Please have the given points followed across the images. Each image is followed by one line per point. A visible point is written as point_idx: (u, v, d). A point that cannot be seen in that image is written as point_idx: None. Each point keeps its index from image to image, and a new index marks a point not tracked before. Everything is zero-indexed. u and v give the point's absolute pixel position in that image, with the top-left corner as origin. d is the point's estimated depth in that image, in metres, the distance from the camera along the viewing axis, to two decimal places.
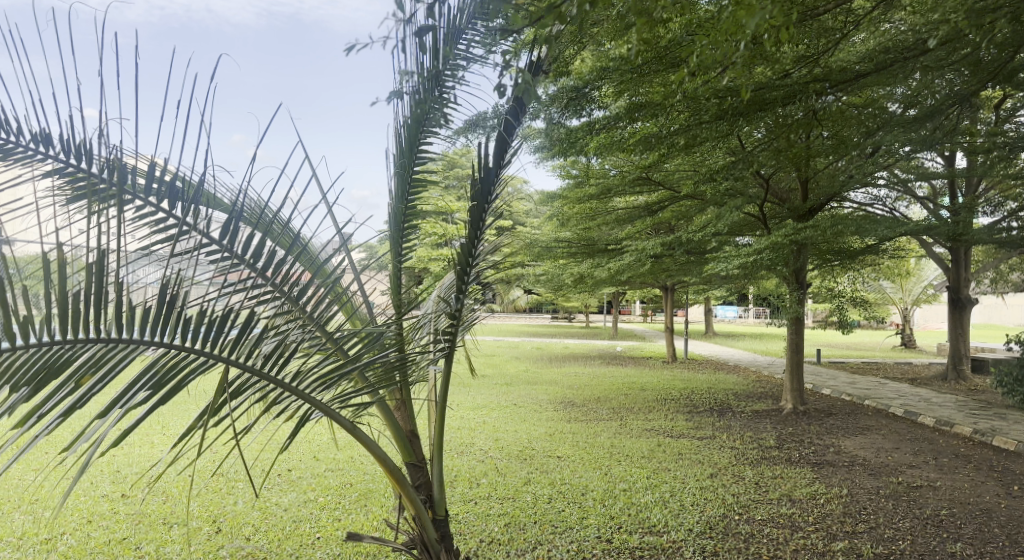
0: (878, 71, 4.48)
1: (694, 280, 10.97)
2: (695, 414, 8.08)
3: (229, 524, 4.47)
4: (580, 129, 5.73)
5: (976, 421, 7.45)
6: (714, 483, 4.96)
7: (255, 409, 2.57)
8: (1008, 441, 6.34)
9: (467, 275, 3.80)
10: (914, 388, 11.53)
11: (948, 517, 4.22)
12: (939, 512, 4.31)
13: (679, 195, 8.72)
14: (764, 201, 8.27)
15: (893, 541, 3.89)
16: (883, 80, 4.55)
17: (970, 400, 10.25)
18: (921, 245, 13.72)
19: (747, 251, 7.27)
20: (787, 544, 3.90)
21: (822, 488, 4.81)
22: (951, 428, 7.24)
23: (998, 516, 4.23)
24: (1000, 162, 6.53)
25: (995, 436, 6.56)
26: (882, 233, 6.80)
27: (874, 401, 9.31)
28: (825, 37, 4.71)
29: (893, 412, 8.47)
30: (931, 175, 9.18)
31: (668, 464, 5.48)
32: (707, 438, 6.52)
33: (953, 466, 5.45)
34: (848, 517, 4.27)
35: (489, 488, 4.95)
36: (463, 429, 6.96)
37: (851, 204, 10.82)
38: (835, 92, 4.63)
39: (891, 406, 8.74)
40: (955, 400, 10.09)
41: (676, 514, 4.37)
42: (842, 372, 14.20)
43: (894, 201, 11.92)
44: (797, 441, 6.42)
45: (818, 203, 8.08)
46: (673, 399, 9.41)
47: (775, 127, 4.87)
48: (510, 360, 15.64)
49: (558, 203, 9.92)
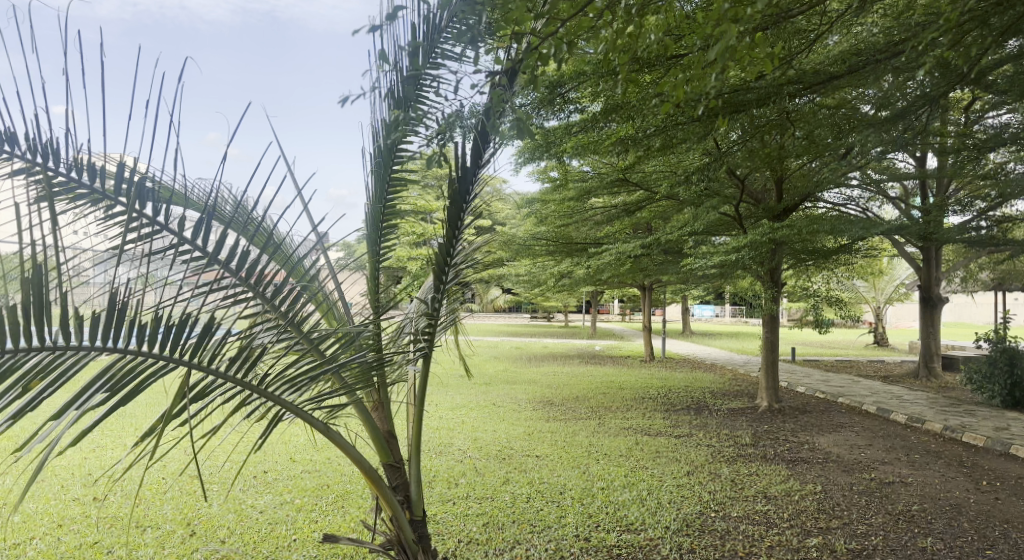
0: (851, 72, 4.47)
1: (674, 279, 11.05)
2: (674, 412, 8.14)
3: (204, 526, 4.43)
4: (557, 130, 5.75)
5: (948, 417, 7.59)
6: (692, 481, 5.00)
7: (223, 410, 2.57)
8: (978, 437, 6.46)
9: (445, 275, 3.83)
10: (888, 385, 11.71)
11: (920, 512, 4.28)
12: (911, 507, 4.37)
13: (657, 195, 8.76)
14: (740, 201, 8.36)
15: (867, 536, 3.95)
16: (854, 81, 4.53)
17: (942, 396, 10.44)
18: (894, 245, 13.92)
19: (725, 250, 7.33)
20: (762, 540, 3.95)
21: (797, 484, 4.87)
22: (923, 424, 7.36)
23: (968, 511, 4.30)
24: (969, 163, 6.64)
25: (966, 432, 6.67)
26: (856, 232, 6.88)
27: (848, 398, 9.44)
28: (798, 38, 4.70)
29: (868, 409, 8.60)
30: (904, 175, 9.33)
31: (646, 462, 5.52)
32: (684, 436, 6.57)
33: (924, 463, 5.54)
34: (823, 513, 4.32)
35: (468, 488, 4.94)
36: (442, 429, 6.94)
37: (825, 204, 10.96)
38: (807, 94, 4.65)
39: (866, 403, 8.87)
40: (928, 397, 10.27)
41: (654, 511, 4.40)
42: (819, 370, 14.38)
43: (867, 201, 12.10)
44: (772, 438, 6.49)
45: (793, 203, 8.19)
46: (652, 397, 9.46)
47: (750, 128, 4.91)
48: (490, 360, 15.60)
49: (538, 203, 9.93)
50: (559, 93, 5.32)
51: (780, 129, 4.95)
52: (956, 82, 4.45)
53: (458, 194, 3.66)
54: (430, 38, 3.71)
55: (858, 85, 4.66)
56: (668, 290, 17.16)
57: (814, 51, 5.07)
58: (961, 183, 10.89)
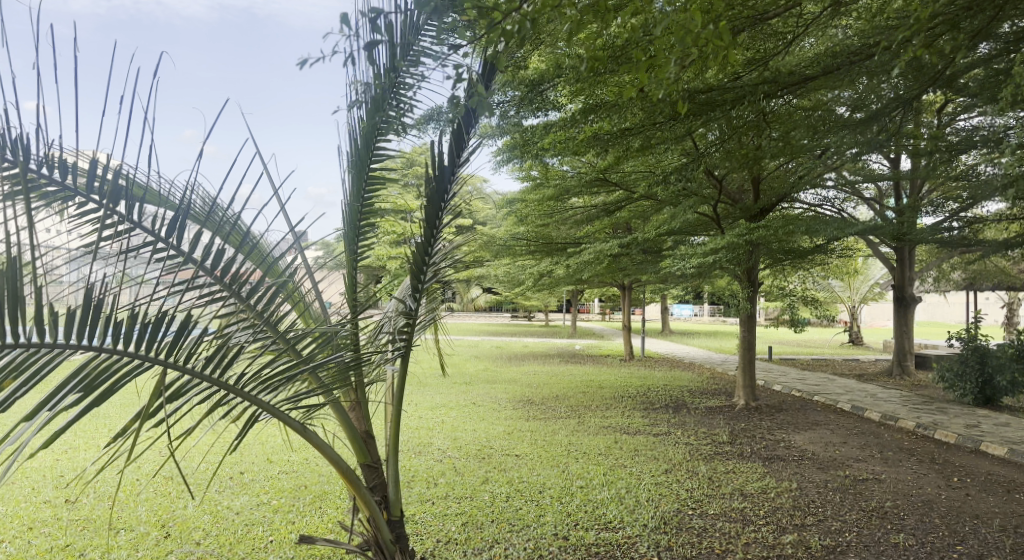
0: (825, 74, 4.48)
1: (653, 279, 11.12)
2: (653, 411, 8.19)
3: (179, 528, 4.38)
4: (536, 130, 5.75)
5: (920, 415, 7.72)
6: (670, 479, 5.03)
7: (199, 409, 2.55)
8: (949, 434, 6.56)
9: (423, 275, 3.82)
10: (862, 383, 11.88)
11: (892, 509, 4.33)
12: (884, 504, 4.43)
13: (635, 195, 8.81)
14: (717, 201, 8.42)
15: (840, 532, 4.00)
16: (829, 83, 4.54)
17: (914, 395, 10.60)
18: (869, 245, 14.12)
19: (703, 250, 7.38)
20: (738, 537, 3.99)
21: (773, 482, 4.92)
22: (896, 422, 7.47)
23: (939, 507, 4.37)
24: (941, 165, 6.74)
25: (938, 430, 6.77)
26: (831, 233, 6.97)
27: (823, 396, 9.56)
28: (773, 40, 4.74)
29: (842, 407, 8.71)
30: (878, 176, 9.45)
31: (625, 460, 5.55)
32: (663, 434, 6.60)
33: (897, 460, 5.62)
34: (798, 510, 4.36)
35: (447, 488, 4.93)
36: (421, 429, 6.93)
37: (802, 204, 11.09)
38: (783, 94, 4.61)
39: (840, 401, 8.99)
40: (901, 395, 10.43)
41: (632, 509, 4.42)
42: (795, 368, 14.56)
43: (842, 201, 12.26)
44: (749, 436, 6.55)
45: (770, 203, 8.27)
46: (631, 396, 9.50)
47: (728, 130, 4.94)
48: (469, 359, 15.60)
49: (519, 203, 9.92)
50: (538, 92, 5.31)
51: (756, 130, 4.99)
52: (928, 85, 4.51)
53: (436, 194, 3.66)
54: (409, 35, 3.69)
55: (834, 86, 4.70)
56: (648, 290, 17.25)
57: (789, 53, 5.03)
58: (933, 184, 11.07)
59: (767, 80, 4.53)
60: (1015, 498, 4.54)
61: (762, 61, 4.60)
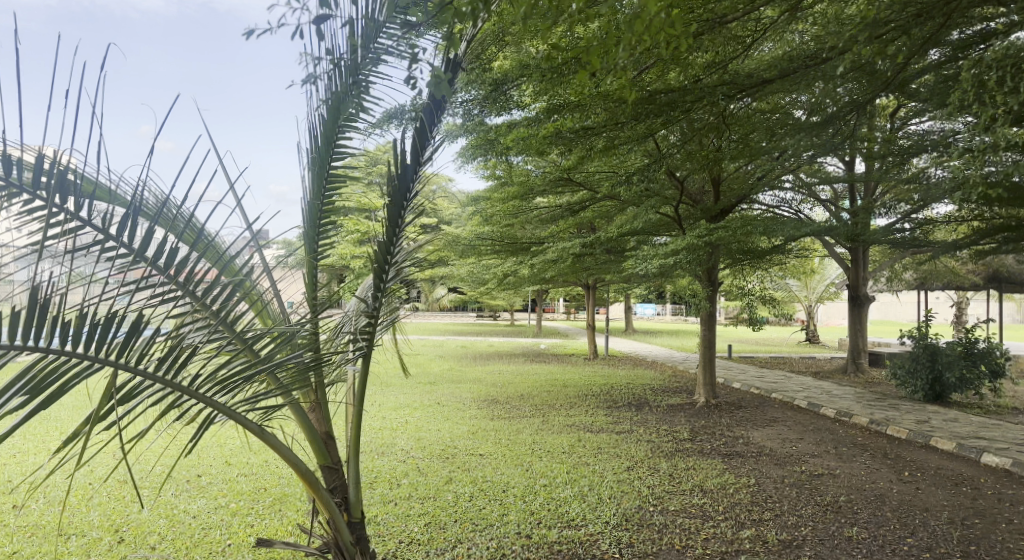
0: (782, 77, 4.54)
1: (616, 278, 11.20)
2: (616, 409, 8.26)
3: (133, 533, 4.29)
4: (500, 129, 5.75)
5: (874, 411, 7.93)
6: (631, 476, 5.08)
7: (151, 412, 2.51)
8: (900, 430, 6.75)
9: (385, 274, 3.78)
10: (819, 381, 12.19)
11: (846, 503, 4.44)
12: (839, 498, 4.53)
13: (599, 195, 8.89)
14: (679, 202, 8.54)
15: (796, 527, 4.08)
16: (786, 87, 4.60)
17: (868, 391, 10.90)
18: (825, 246, 14.46)
19: (665, 250, 7.45)
20: (698, 533, 4.05)
21: (732, 478, 5.00)
22: (850, 418, 7.66)
23: (891, 501, 4.49)
24: (894, 168, 6.91)
25: (890, 425, 6.96)
26: (788, 233, 7.11)
27: (780, 393, 9.78)
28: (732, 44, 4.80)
29: (799, 404, 8.92)
30: (834, 179, 9.68)
31: (589, 458, 5.59)
32: (625, 432, 6.66)
33: (851, 455, 5.76)
34: (756, 506, 4.44)
35: (410, 488, 4.91)
36: (384, 429, 6.89)
37: (761, 205, 11.32)
38: (741, 98, 4.66)
39: (797, 398, 9.20)
40: (854, 392, 10.72)
41: (594, 507, 4.45)
42: (755, 366, 14.87)
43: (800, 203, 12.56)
44: (709, 433, 6.65)
45: (730, 204, 8.41)
46: (594, 395, 9.59)
47: (689, 131, 5.00)
48: (434, 359, 15.55)
49: (484, 202, 9.89)
50: (501, 91, 5.32)
51: (716, 132, 5.06)
52: (881, 89, 4.63)
53: (398, 191, 3.63)
54: (371, 33, 3.65)
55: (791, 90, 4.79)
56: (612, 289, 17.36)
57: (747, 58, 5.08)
58: (886, 187, 11.40)
59: (726, 81, 4.55)
60: (963, 492, 4.69)
61: (720, 64, 4.65)
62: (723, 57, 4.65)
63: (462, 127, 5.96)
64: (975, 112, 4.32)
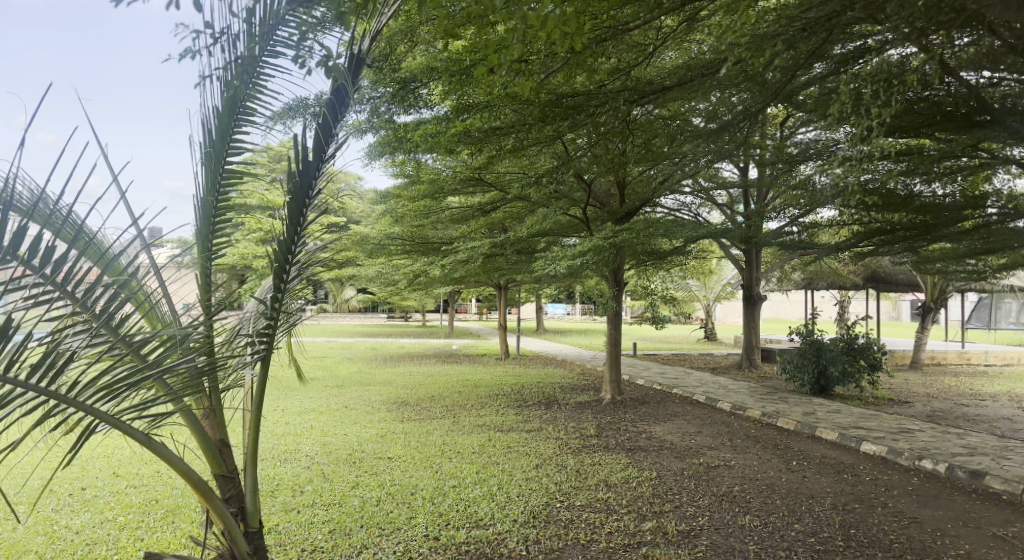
0: (681, 85, 4.73)
1: (527, 277, 11.31)
2: (526, 408, 8.39)
3: (3, 553, 3.95)
4: (408, 127, 5.70)
5: (765, 404, 8.44)
6: (540, 473, 5.16)
7: (18, 422, 2.32)
8: (788, 421, 7.21)
9: (286, 274, 3.65)
10: (717, 376, 12.87)
11: (740, 493, 4.68)
12: (733, 488, 4.78)
13: (509, 195, 8.99)
14: (587, 204, 8.77)
15: (694, 517, 4.27)
16: (685, 93, 4.80)
17: (760, 385, 11.59)
18: (723, 247, 15.24)
19: (573, 251, 7.61)
20: (602, 527, 4.15)
21: (635, 471, 5.17)
22: (744, 411, 8.11)
23: (779, 489, 4.77)
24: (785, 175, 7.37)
25: (780, 417, 7.42)
26: (688, 235, 7.47)
27: (681, 389, 10.24)
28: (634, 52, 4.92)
29: (697, 398, 9.39)
30: (730, 184, 10.24)
31: (498, 457, 5.64)
32: (534, 431, 6.77)
33: (745, 447, 6.09)
34: (656, 498, 4.61)
35: (315, 494, 4.79)
36: (288, 435, 6.69)
37: (663, 208, 11.79)
38: (642, 104, 4.81)
39: (695, 393, 9.69)
40: (748, 386, 11.39)
41: (503, 506, 4.49)
42: (659, 363, 15.52)
43: (698, 207, 13.21)
44: (614, 429, 6.87)
45: (635, 206, 8.72)
46: (505, 394, 9.70)
47: (596, 134, 5.13)
48: (342, 361, 15.23)
49: (393, 200, 9.77)
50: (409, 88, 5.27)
51: (621, 136, 5.22)
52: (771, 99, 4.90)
53: (299, 189, 3.51)
54: (269, 25, 3.52)
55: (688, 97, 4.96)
56: (522, 287, 17.43)
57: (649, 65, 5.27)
58: (775, 192, 12.16)
59: (628, 88, 4.69)
60: (844, 478, 5.05)
61: (624, 70, 4.78)
62: (626, 63, 4.79)
63: (367, 123, 5.82)
64: (853, 123, 4.68)
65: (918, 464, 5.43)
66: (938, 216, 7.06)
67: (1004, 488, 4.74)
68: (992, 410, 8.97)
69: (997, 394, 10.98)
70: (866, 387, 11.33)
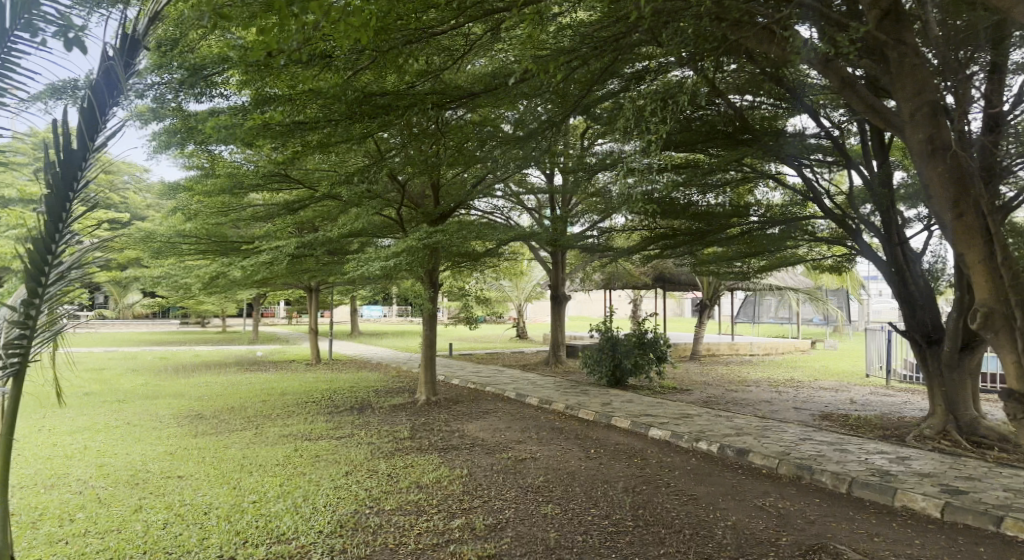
0: (488, 91, 4.88)
1: (339, 279, 11.02)
2: (336, 414, 8.19)
3: None
4: (201, 115, 5.29)
5: (569, 397, 9.08)
6: (350, 481, 5.04)
7: None
8: (589, 412, 7.80)
9: (45, 275, 3.14)
10: (524, 372, 13.56)
11: (543, 483, 4.94)
12: (538, 479, 5.02)
13: (317, 193, 8.73)
14: (400, 205, 8.77)
15: (501, 510, 4.41)
16: (492, 100, 4.95)
17: (563, 380, 12.39)
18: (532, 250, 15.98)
19: (386, 252, 7.55)
20: (412, 529, 4.13)
21: (446, 471, 5.24)
22: (550, 404, 8.64)
23: (579, 477, 5.09)
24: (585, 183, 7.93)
25: (581, 409, 8.00)
26: (499, 238, 7.82)
27: (493, 387, 10.67)
28: (443, 56, 4.96)
29: (507, 395, 9.85)
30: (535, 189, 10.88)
31: (305, 468, 5.40)
32: (344, 437, 6.62)
33: (550, 438, 6.46)
34: (465, 495, 4.71)
35: (89, 522, 4.24)
36: (52, 459, 5.86)
37: (476, 211, 12.14)
38: (450, 107, 4.88)
39: (506, 390, 10.16)
40: (553, 380, 12.12)
41: (308, 517, 4.30)
42: (472, 362, 15.97)
43: (509, 210, 13.78)
44: (427, 430, 6.95)
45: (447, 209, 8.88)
46: (314, 401, 9.38)
47: (406, 134, 5.11)
48: (123, 374, 13.58)
49: (185, 195, 8.97)
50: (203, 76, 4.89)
51: (432, 138, 5.26)
52: (569, 110, 5.21)
53: (63, 175, 3.04)
54: None
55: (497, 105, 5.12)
56: (334, 289, 16.91)
57: (456, 70, 5.36)
58: (576, 197, 13.10)
59: (437, 92, 4.75)
60: (634, 463, 5.54)
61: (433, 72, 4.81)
62: (435, 66, 4.83)
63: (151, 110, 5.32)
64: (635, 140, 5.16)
65: (695, 445, 6.13)
66: (711, 222, 7.86)
67: (763, 463, 5.50)
68: (754, 394, 10.47)
69: (756, 380, 12.78)
70: (653, 377, 12.38)
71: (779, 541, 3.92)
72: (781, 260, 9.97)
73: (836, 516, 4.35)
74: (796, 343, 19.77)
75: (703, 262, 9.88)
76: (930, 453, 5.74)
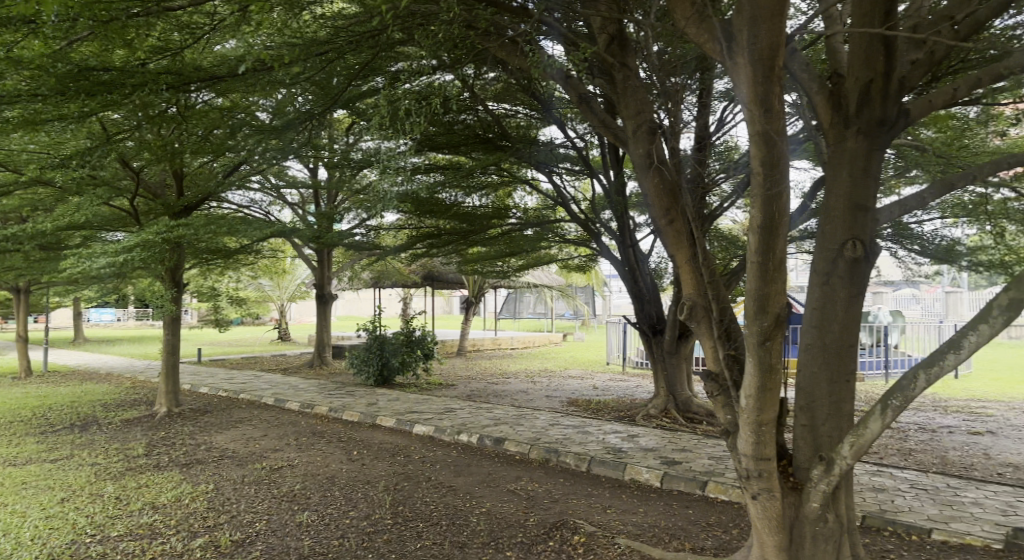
0: (231, 77, 4.85)
1: (52, 277, 9.61)
2: (50, 434, 7.18)
3: None
4: None
5: (331, 400, 9.01)
6: (65, 508, 4.41)
7: None
8: (351, 413, 7.82)
9: None
10: (285, 376, 13.05)
11: (300, 490, 4.78)
12: (293, 487, 4.84)
13: (24, 179, 7.54)
14: (136, 194, 8.15)
15: (250, 524, 4.15)
16: (233, 85, 4.96)
17: (328, 382, 12.15)
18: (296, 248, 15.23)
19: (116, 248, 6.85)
20: (142, 554, 3.71)
21: (190, 488, 4.83)
22: (311, 408, 8.48)
23: (338, 480, 5.02)
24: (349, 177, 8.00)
25: (344, 410, 7.99)
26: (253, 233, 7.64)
27: (248, 393, 10.16)
28: (184, 33, 4.79)
29: (265, 401, 9.49)
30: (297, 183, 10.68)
31: (2, 499, 4.59)
32: (62, 459, 5.81)
33: (309, 443, 6.31)
34: (211, 511, 4.37)
35: None
36: None
37: (229, 204, 11.43)
38: (188, 89, 4.78)
39: (263, 396, 9.76)
40: (316, 383, 11.83)
41: (7, 555, 3.63)
42: (225, 368, 14.87)
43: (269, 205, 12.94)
44: (168, 445, 6.38)
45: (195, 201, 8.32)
46: (19, 421, 8.07)
47: (142, 115, 4.89)
48: None
49: None
50: None
51: (174, 118, 5.12)
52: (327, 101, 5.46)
53: None
54: None
55: (248, 90, 5.10)
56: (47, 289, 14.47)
57: (200, 49, 5.18)
58: (339, 194, 12.94)
59: (170, 72, 4.63)
60: (396, 460, 5.62)
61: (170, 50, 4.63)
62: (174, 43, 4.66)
63: None
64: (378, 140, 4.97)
65: (457, 438, 6.41)
66: (473, 223, 8.25)
67: (517, 450, 5.93)
68: (512, 386, 11.26)
69: (516, 372, 13.68)
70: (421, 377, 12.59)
71: (527, 522, 4.21)
72: (538, 258, 10.62)
73: (577, 494, 4.80)
74: (551, 336, 21.86)
75: (470, 260, 9.81)
76: (652, 430, 6.61)
